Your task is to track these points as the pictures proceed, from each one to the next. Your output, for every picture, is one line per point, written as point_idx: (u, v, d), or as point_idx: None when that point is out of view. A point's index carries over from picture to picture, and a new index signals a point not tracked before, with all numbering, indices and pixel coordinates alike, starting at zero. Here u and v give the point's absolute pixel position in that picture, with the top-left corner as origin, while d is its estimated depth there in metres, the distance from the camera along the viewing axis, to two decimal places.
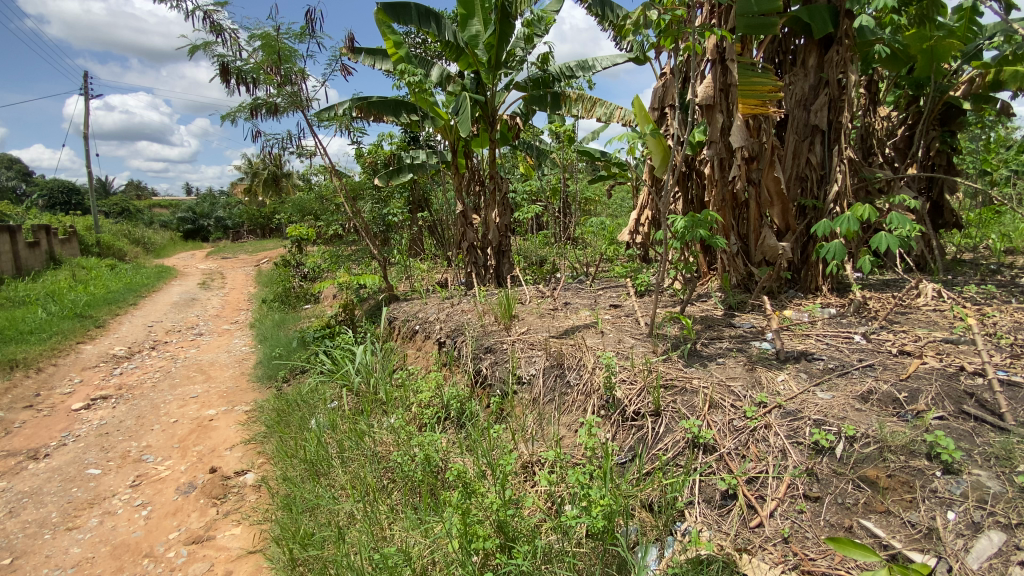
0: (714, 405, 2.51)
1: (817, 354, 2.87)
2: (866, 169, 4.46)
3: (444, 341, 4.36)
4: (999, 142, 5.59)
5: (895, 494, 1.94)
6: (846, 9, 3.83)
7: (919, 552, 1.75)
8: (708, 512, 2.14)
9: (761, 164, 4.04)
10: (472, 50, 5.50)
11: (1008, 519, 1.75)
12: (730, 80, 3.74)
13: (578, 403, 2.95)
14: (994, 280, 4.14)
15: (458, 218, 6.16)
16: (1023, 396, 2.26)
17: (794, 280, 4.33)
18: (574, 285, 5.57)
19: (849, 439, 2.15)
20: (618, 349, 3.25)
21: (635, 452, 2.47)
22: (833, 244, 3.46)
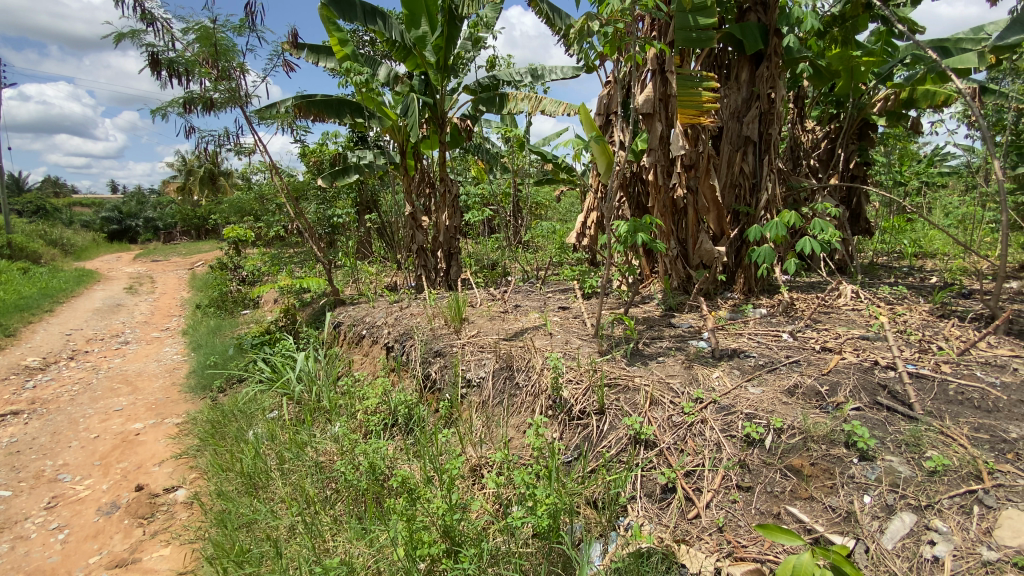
0: (654, 402, 2.60)
1: (749, 352, 3.03)
2: (794, 179, 4.76)
3: (392, 346, 4.27)
4: (909, 157, 6.13)
5: (817, 481, 2.07)
6: (775, 28, 4.10)
7: (839, 534, 1.88)
8: (648, 506, 2.22)
9: (699, 172, 4.24)
10: (421, 52, 5.46)
11: (917, 501, 1.90)
12: (669, 91, 3.92)
13: (526, 404, 2.98)
14: (904, 283, 4.54)
15: (408, 220, 6.07)
16: (928, 388, 2.48)
17: (729, 282, 4.57)
18: (524, 288, 5.61)
19: (777, 430, 2.28)
20: (565, 350, 3.31)
21: (581, 450, 2.52)
22: (764, 248, 3.70)
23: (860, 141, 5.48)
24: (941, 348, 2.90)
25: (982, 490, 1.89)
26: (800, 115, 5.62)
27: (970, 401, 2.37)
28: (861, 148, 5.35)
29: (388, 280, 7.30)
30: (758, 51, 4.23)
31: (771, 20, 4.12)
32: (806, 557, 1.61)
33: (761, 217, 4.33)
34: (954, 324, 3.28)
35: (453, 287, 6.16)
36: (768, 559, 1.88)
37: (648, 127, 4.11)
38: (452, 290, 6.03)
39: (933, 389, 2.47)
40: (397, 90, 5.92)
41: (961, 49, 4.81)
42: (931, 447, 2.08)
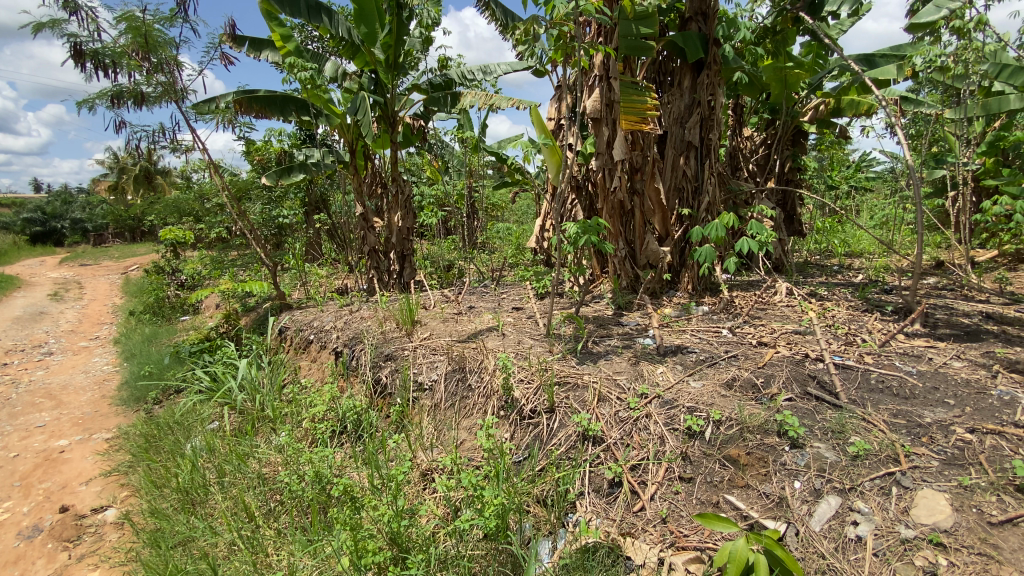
0: (602, 399, 2.65)
1: (692, 348, 3.15)
2: (733, 182, 4.99)
3: (341, 351, 4.15)
4: (838, 162, 6.54)
5: (753, 469, 2.17)
6: (714, 37, 4.27)
7: (772, 519, 1.97)
8: (597, 501, 2.26)
9: (644, 175, 4.38)
10: (370, 49, 5.36)
11: (842, 484, 2.02)
12: (614, 97, 4.01)
13: (478, 406, 2.96)
14: (833, 281, 4.85)
15: (359, 221, 5.94)
16: (852, 377, 2.66)
17: (674, 282, 4.73)
18: (478, 289, 5.59)
19: (716, 422, 2.37)
20: (517, 350, 3.32)
21: (531, 449, 2.53)
22: (704, 249, 3.86)
23: (794, 148, 5.82)
24: (865, 340, 3.11)
25: (899, 471, 2.02)
26: (739, 122, 5.90)
27: (888, 389, 2.55)
28: (795, 154, 5.66)
29: (338, 283, 7.09)
30: (699, 59, 4.40)
31: (711, 30, 4.29)
32: (741, 544, 1.68)
33: (704, 219, 4.51)
34: (876, 317, 3.52)
35: (406, 288, 6.06)
36: (707, 547, 1.95)
37: (595, 132, 4.21)
38: (405, 292, 5.93)
39: (857, 379, 2.64)
40: (346, 88, 5.78)
41: (883, 63, 5.18)
42: (854, 433, 2.22)
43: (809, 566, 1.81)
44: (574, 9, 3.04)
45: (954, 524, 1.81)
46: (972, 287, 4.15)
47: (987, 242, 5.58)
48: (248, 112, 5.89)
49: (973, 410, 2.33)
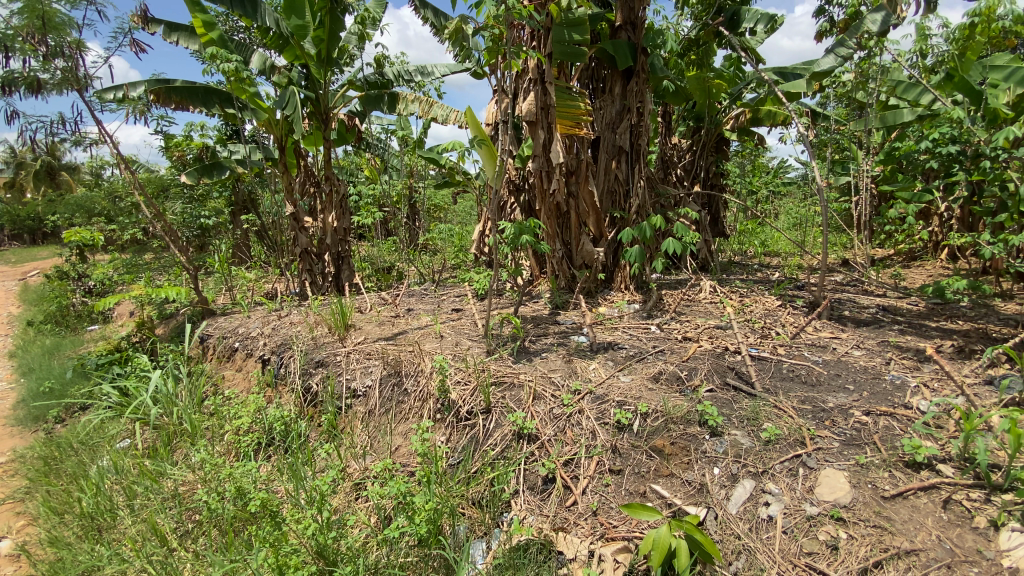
0: (537, 397, 2.68)
1: (622, 344, 3.28)
2: (662, 185, 5.22)
3: (269, 358, 3.94)
4: (758, 168, 7.00)
5: (676, 458, 2.26)
6: (642, 46, 4.44)
7: (694, 505, 2.05)
8: (531, 498, 2.28)
9: (579, 178, 4.51)
10: (300, 42, 5.14)
11: (756, 468, 2.14)
12: (549, 101, 4.08)
13: (413, 410, 2.90)
14: (752, 278, 5.18)
15: (290, 222, 5.68)
16: (766, 367, 2.86)
17: (609, 281, 4.88)
18: (418, 291, 5.49)
19: (643, 415, 2.46)
20: (454, 352, 3.28)
21: (467, 451, 2.51)
22: (633, 249, 4.03)
23: (717, 154, 6.18)
24: (779, 333, 3.34)
25: (805, 453, 2.17)
26: (668, 129, 6.18)
27: (797, 377, 2.75)
28: (718, 160, 6.01)
29: (269, 286, 6.73)
30: (628, 66, 4.56)
31: (639, 39, 4.46)
32: (664, 530, 1.77)
33: (635, 221, 4.68)
34: (789, 311, 3.80)
35: (342, 291, 5.85)
36: (634, 536, 2.01)
37: (531, 135, 4.23)
38: (340, 295, 5.72)
39: (770, 369, 2.83)
40: (274, 82, 5.50)
41: (794, 76, 5.60)
42: (767, 419, 2.38)
43: (726, 548, 1.90)
44: (505, 11, 3.05)
45: (852, 499, 1.95)
46: (871, 283, 4.57)
47: (883, 242, 6.17)
48: (166, 103, 5.51)
49: (869, 394, 2.56)
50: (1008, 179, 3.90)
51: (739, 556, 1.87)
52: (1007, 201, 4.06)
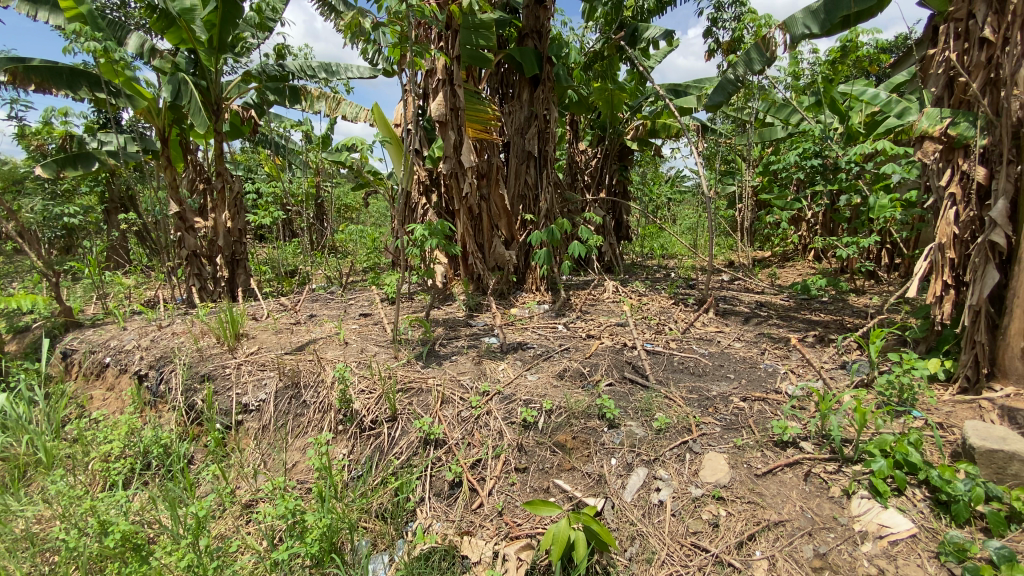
0: (445, 400, 2.65)
1: (530, 343, 3.35)
2: (570, 190, 5.41)
3: (146, 374, 3.53)
4: (657, 175, 7.51)
5: (578, 452, 2.34)
6: (548, 55, 4.56)
7: (593, 496, 2.11)
8: (437, 505, 2.23)
9: (490, 181, 4.53)
10: (186, 25, 4.66)
11: (648, 456, 2.26)
12: (458, 103, 4.04)
13: (313, 423, 2.72)
14: (652, 278, 5.54)
15: (174, 221, 5.13)
16: (661, 361, 3.06)
17: (520, 283, 4.97)
18: (323, 295, 5.22)
19: (547, 412, 2.53)
20: (359, 358, 3.15)
21: (370, 462, 2.40)
22: (543, 252, 4.16)
23: (621, 162, 6.52)
24: (671, 328, 3.60)
25: (691, 439, 2.34)
26: (575, 136, 6.43)
27: (687, 369, 2.98)
28: (621, 168, 6.37)
29: (150, 293, 6.03)
30: (535, 74, 4.67)
31: (545, 48, 4.59)
32: (563, 524, 1.81)
33: (544, 224, 4.80)
34: (681, 308, 4.11)
35: (237, 297, 5.40)
36: (538, 533, 2.03)
37: (441, 136, 4.14)
38: (235, 302, 5.28)
39: (663, 362, 3.06)
40: (155, 68, 4.95)
41: (687, 93, 6.05)
42: (658, 409, 2.54)
43: (621, 535, 1.98)
44: (407, 8, 2.96)
45: (731, 479, 2.12)
46: (751, 281, 5.07)
47: (762, 245, 6.86)
48: (21, 84, 4.74)
49: (746, 381, 2.82)
50: (858, 190, 4.50)
51: (633, 541, 1.96)
52: (858, 208, 4.68)
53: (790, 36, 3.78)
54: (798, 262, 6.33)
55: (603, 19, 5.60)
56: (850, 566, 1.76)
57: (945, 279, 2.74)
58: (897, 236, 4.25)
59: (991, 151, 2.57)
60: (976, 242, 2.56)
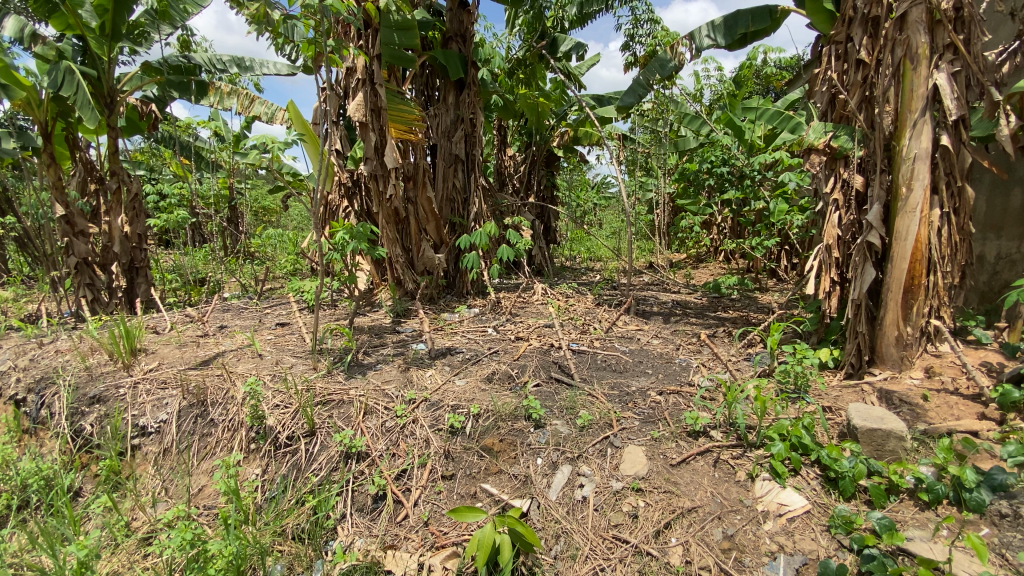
0: (368, 412, 2.55)
1: (459, 348, 3.31)
2: (498, 194, 5.44)
3: (22, 400, 3.11)
4: (583, 181, 7.75)
5: (504, 454, 2.34)
6: (472, 60, 4.56)
7: (518, 498, 2.13)
8: (359, 521, 2.13)
9: (416, 184, 4.45)
10: (74, 10, 4.19)
11: (573, 454, 2.31)
12: (379, 103, 3.92)
13: (222, 443, 2.53)
14: (579, 281, 5.70)
15: (59, 225, 4.59)
16: (585, 361, 3.15)
17: (450, 287, 4.92)
18: (238, 304, 4.89)
19: (475, 416, 2.51)
20: (274, 371, 2.97)
21: (285, 481, 2.26)
22: (471, 256, 4.16)
23: (548, 167, 6.67)
24: (596, 328, 3.72)
25: (612, 435, 2.42)
26: (503, 141, 6.50)
27: (609, 366, 3.10)
28: (548, 174, 6.51)
29: (30, 307, 5.34)
30: (460, 77, 4.65)
31: (469, 52, 4.59)
32: (488, 529, 1.80)
33: (472, 227, 4.80)
34: (605, 308, 4.26)
35: (137, 309, 4.91)
36: (464, 540, 2.00)
37: (362, 136, 4.00)
38: (135, 314, 4.80)
39: (588, 361, 3.15)
40: (35, 54, 4.41)
41: (609, 102, 6.29)
42: (582, 407, 2.61)
43: (546, 534, 2.01)
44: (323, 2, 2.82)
45: (648, 470, 2.21)
46: (670, 281, 5.35)
47: (679, 247, 7.28)
48: None
49: (663, 376, 2.97)
50: (761, 196, 4.89)
51: (558, 539, 1.99)
52: (761, 213, 5.08)
53: (696, 43, 4.03)
54: (711, 263, 6.77)
55: (526, 27, 5.72)
56: (754, 544, 1.88)
57: (832, 276, 3.05)
58: (794, 238, 4.66)
59: (867, 161, 2.89)
60: (857, 243, 2.87)
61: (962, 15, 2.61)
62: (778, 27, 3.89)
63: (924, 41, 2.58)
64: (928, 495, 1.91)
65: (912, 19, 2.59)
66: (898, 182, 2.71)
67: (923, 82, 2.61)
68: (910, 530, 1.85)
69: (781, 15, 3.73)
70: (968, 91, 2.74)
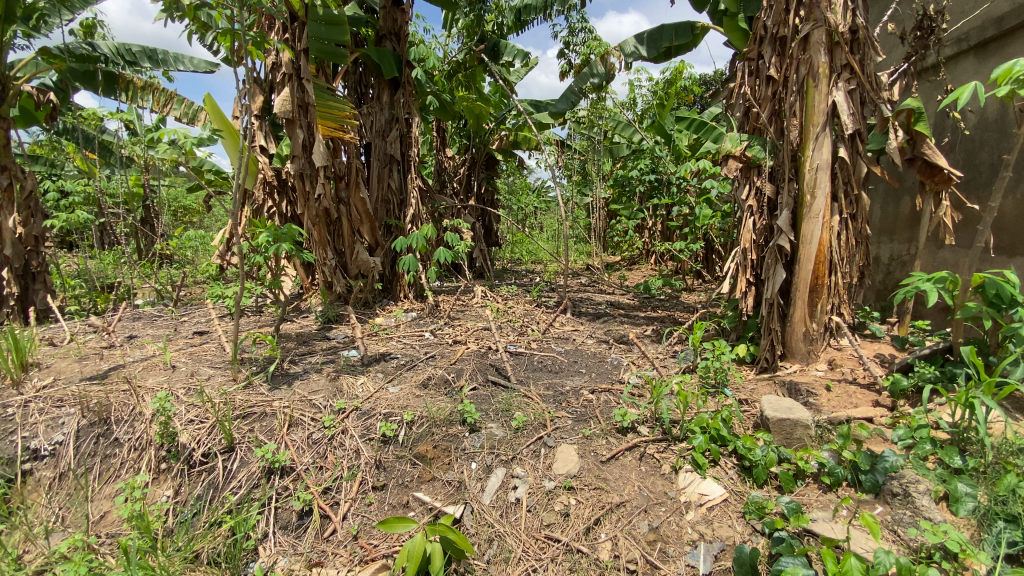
0: (293, 424, 2.44)
1: (394, 354, 3.25)
2: (435, 195, 5.38)
3: None
4: (522, 184, 7.83)
5: (438, 461, 2.31)
6: (407, 59, 4.49)
7: (452, 504, 2.10)
8: (283, 539, 2.03)
9: (348, 184, 4.31)
10: None
11: (506, 457, 2.32)
12: (307, 98, 3.75)
13: (127, 464, 2.33)
14: (519, 283, 5.75)
15: None
16: (522, 363, 3.19)
17: (385, 290, 4.81)
18: (151, 312, 4.52)
19: (408, 424, 2.47)
20: (189, 384, 2.78)
21: (200, 502, 2.11)
22: (407, 258, 4.08)
23: (487, 170, 6.68)
24: (533, 330, 3.77)
25: (545, 435, 2.46)
26: (442, 142, 6.45)
27: (545, 367, 3.15)
28: (488, 177, 6.53)
29: None
30: (395, 76, 4.56)
31: (403, 51, 4.52)
32: (418, 538, 1.76)
33: (409, 229, 4.71)
34: (543, 310, 4.32)
35: (30, 318, 4.42)
36: (395, 552, 1.95)
37: (288, 133, 3.80)
38: (28, 325, 4.32)
39: (524, 363, 3.19)
40: None
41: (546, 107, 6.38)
42: (517, 409, 2.64)
43: (479, 539, 2.00)
44: None
45: (579, 468, 2.26)
46: (605, 283, 5.52)
47: (615, 249, 7.52)
48: None
49: (595, 374, 3.06)
50: (687, 201, 5.16)
51: (492, 543, 1.99)
52: (687, 218, 5.36)
53: (624, 55, 4.18)
54: (644, 265, 7.05)
55: (464, 29, 5.73)
56: (677, 535, 1.97)
57: (748, 277, 3.28)
58: (717, 242, 4.94)
59: (777, 170, 3.11)
60: (769, 246, 3.08)
61: (857, 38, 2.87)
62: (698, 42, 4.11)
63: (824, 60, 2.81)
64: (829, 478, 2.08)
65: (814, 40, 2.81)
66: (804, 190, 2.94)
67: (824, 99, 2.83)
68: (815, 511, 2.00)
69: (700, 31, 3.95)
70: (863, 108, 3.01)
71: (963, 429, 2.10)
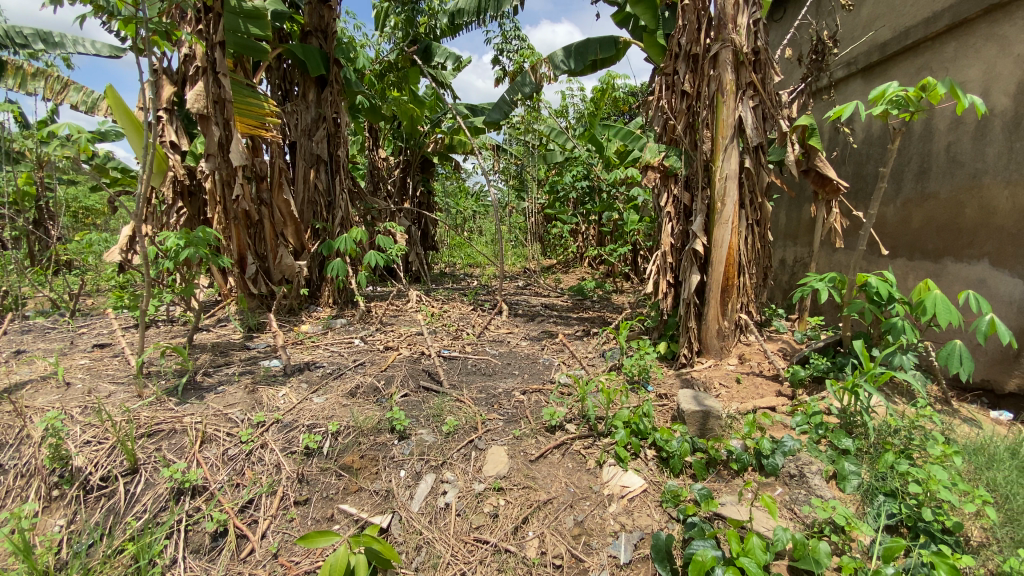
0: (207, 440, 2.32)
1: (320, 363, 3.15)
2: (367, 198, 5.25)
3: None
4: (458, 188, 7.82)
5: (365, 471, 2.27)
6: (334, 57, 4.36)
7: (378, 514, 2.07)
8: (194, 564, 1.89)
9: (271, 185, 4.11)
10: None
11: (435, 462, 2.32)
12: (223, 94, 3.55)
13: (9, 494, 2.10)
14: (455, 287, 5.73)
15: None
16: (455, 367, 3.19)
17: (313, 296, 4.64)
18: (44, 324, 4.10)
19: (334, 434, 2.40)
20: (87, 401, 2.56)
21: (97, 530, 1.94)
22: (336, 262, 3.95)
23: (422, 173, 6.62)
24: (467, 333, 3.78)
25: (476, 438, 2.48)
26: (374, 144, 6.31)
27: (478, 370, 3.18)
28: (422, 180, 6.47)
29: None
30: (321, 74, 4.41)
31: (330, 49, 4.39)
32: (341, 551, 1.72)
33: (338, 232, 4.57)
34: (478, 313, 4.34)
35: None
36: (317, 567, 1.89)
37: (202, 130, 3.57)
38: None
39: (458, 367, 3.19)
40: None
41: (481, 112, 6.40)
42: (448, 413, 2.64)
43: (407, 547, 1.98)
44: None
45: (508, 469, 2.30)
46: (541, 287, 5.63)
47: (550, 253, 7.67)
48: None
49: (527, 375, 3.13)
50: (616, 207, 5.37)
51: (420, 550, 1.97)
52: (616, 223, 5.58)
53: (552, 66, 4.30)
54: (578, 268, 7.25)
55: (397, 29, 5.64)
56: (600, 527, 2.05)
57: (668, 279, 3.46)
58: (644, 245, 5.18)
59: (692, 178, 3.32)
60: (685, 249, 3.30)
61: (759, 58, 3.12)
62: (622, 56, 4.30)
63: (731, 78, 3.03)
64: (737, 464, 2.25)
65: (722, 59, 3.03)
66: (715, 198, 3.15)
67: (731, 113, 3.05)
68: (724, 496, 2.15)
69: (624, 46, 4.13)
70: (766, 123, 3.27)
71: (850, 414, 2.34)
